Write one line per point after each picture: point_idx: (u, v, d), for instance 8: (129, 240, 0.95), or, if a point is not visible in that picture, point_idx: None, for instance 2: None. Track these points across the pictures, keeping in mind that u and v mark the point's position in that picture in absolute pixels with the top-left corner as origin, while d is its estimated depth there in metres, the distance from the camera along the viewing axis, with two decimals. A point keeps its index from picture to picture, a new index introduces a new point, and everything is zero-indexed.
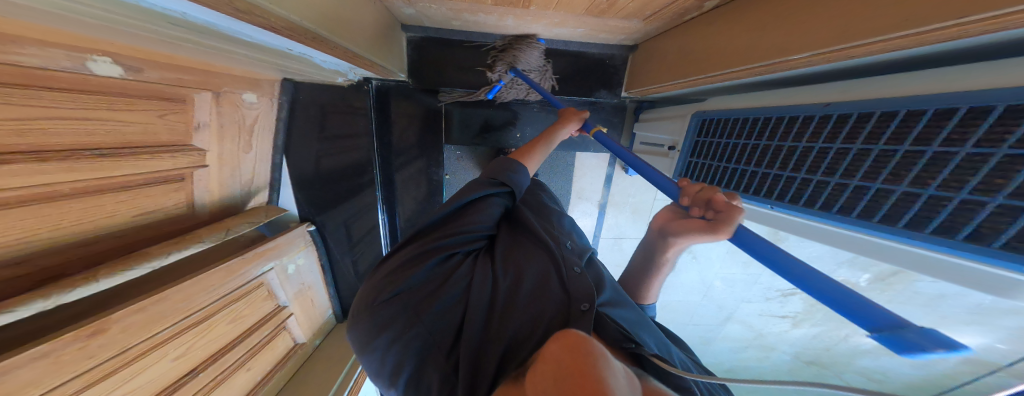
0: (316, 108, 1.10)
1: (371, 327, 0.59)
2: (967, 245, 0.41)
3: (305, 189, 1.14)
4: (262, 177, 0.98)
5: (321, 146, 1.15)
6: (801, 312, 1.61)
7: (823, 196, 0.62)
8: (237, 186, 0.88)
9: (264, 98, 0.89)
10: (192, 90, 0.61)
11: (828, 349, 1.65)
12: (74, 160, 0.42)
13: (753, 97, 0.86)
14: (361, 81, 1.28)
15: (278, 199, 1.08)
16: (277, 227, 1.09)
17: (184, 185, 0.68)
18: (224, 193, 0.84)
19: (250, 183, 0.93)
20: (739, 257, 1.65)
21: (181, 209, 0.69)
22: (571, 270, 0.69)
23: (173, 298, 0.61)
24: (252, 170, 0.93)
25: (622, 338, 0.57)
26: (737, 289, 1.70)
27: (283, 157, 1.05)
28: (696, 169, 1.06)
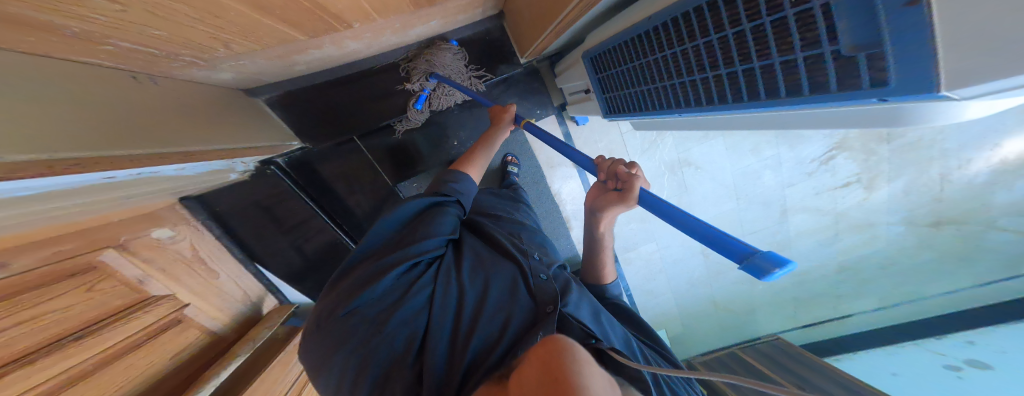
0: (251, 206, 1.01)
1: (326, 347, 0.51)
2: (839, 93, 0.32)
3: (303, 282, 1.11)
4: (252, 288, 1.00)
5: (289, 238, 1.09)
6: (862, 171, 1.24)
7: (717, 92, 0.51)
8: (237, 305, 0.92)
9: (180, 226, 0.84)
10: (96, 250, 0.58)
11: (940, 200, 1.19)
12: (53, 355, 0.43)
13: (626, 17, 0.69)
14: (260, 166, 0.99)
15: (286, 297, 1.09)
16: (303, 315, 1.08)
17: (189, 323, 0.73)
18: (227, 312, 0.87)
19: (247, 296, 0.97)
20: (741, 148, 1.29)
21: (204, 336, 0.76)
22: (538, 277, 0.60)
23: (263, 387, 0.71)
24: (237, 288, 0.94)
25: (586, 335, 0.49)
26: (771, 177, 1.31)
27: (258, 266, 1.03)
28: (614, 103, 0.88)
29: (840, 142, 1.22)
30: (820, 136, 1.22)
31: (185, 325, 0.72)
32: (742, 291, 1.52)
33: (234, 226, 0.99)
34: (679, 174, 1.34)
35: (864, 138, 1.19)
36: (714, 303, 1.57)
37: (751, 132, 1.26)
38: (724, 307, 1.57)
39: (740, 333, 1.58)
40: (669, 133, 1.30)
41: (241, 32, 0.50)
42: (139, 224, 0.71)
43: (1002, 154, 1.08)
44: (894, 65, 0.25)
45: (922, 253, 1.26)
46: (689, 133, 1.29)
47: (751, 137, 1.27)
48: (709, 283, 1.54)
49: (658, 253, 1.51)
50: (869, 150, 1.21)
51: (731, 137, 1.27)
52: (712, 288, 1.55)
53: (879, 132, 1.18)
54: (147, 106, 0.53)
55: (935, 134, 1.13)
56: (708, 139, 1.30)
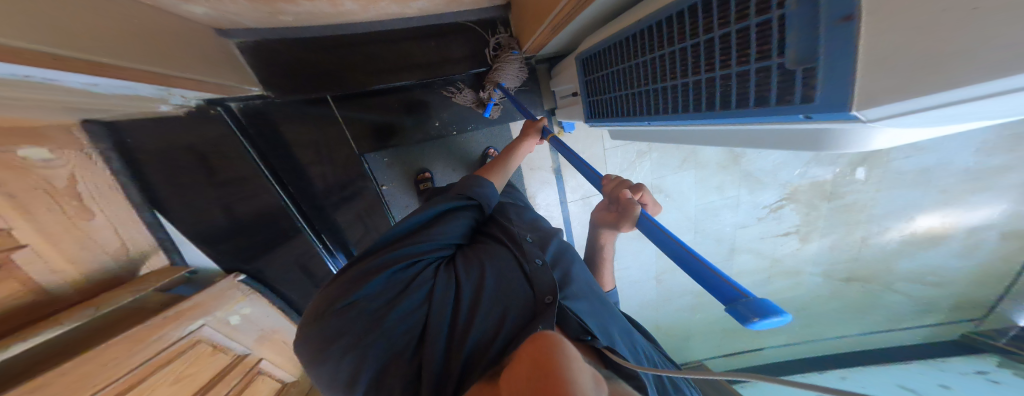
0: (178, 151, 0.91)
1: (316, 347, 0.49)
2: (772, 107, 0.39)
3: (218, 245, 0.96)
4: (139, 242, 0.82)
5: (219, 194, 0.96)
6: (801, 224, 1.45)
7: (689, 97, 0.56)
8: (105, 258, 0.73)
9: (65, 151, 0.69)
10: None
11: (855, 258, 1.41)
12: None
13: (618, 23, 0.76)
14: (202, 105, 0.93)
15: (184, 259, 0.92)
16: (201, 284, 0.88)
17: (8, 273, 0.54)
18: (86, 262, 0.68)
19: (123, 250, 0.78)
20: (708, 184, 1.46)
21: (22, 295, 0.55)
22: (533, 263, 0.62)
23: (103, 358, 0.54)
24: (116, 238, 0.77)
25: (581, 330, 0.53)
26: (727, 216, 1.51)
27: (156, 213, 0.87)
28: (598, 106, 0.95)
29: (790, 193, 1.42)
30: (775, 185, 1.42)
31: (4, 272, 0.53)
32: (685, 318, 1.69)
33: (144, 167, 0.86)
34: None
35: (810, 193, 1.40)
36: (656, 327, 1.72)
37: (718, 172, 1.43)
38: (667, 330, 1.72)
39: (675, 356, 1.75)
40: (650, 156, 1.41)
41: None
42: (7, 135, 0.56)
43: (918, 227, 1.28)
44: (822, 84, 0.31)
45: (829, 301, 1.48)
46: (668, 159, 1.41)
47: (716, 174, 1.44)
48: (658, 305, 1.68)
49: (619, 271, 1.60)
50: (808, 206, 1.42)
51: (701, 172, 1.45)
52: (657, 312, 1.69)
53: (824, 190, 1.38)
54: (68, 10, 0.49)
55: (868, 199, 1.33)
56: (681, 171, 1.45)
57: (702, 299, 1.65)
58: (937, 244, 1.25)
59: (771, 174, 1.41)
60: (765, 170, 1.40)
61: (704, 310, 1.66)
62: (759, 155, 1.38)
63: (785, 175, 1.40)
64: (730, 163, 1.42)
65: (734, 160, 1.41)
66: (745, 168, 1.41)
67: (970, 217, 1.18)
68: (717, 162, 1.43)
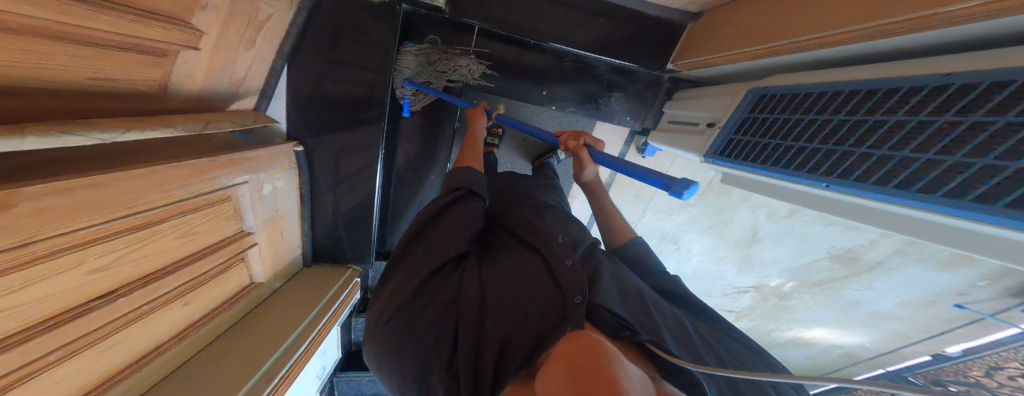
0: (330, 27, 1.14)
1: (387, 349, 0.67)
2: (1001, 207, 0.43)
3: (304, 112, 1.21)
4: (253, 82, 1.02)
5: (324, 68, 1.18)
6: (744, 308, 2.00)
7: (845, 164, 0.68)
8: (226, 81, 0.91)
9: (283, 2, 0.96)
10: None
11: (754, 341, 2.16)
12: (69, 14, 0.45)
13: (803, 76, 0.90)
14: (394, 2, 1.21)
15: (268, 108, 1.13)
16: (257, 139, 1.11)
17: (164, 63, 0.69)
18: (207, 85, 0.86)
19: (239, 84, 0.97)
20: (716, 254, 1.81)
21: (151, 86, 0.70)
22: (562, 264, 0.71)
23: (161, 174, 0.67)
24: (242, 72, 0.95)
25: (620, 326, 0.61)
26: (706, 282, 1.94)
27: (285, 65, 1.12)
28: (733, 147, 1.03)
29: (760, 286, 1.85)
30: (756, 273, 1.80)
31: (163, 62, 0.69)
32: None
33: (311, 29, 1.12)
34: (662, 244, 1.83)
35: (777, 292, 1.84)
36: None
37: (731, 246, 1.75)
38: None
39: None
40: (689, 209, 1.70)
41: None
42: None
43: (808, 333, 1.94)
44: None
45: None
46: (696, 222, 1.73)
47: (726, 249, 1.78)
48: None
49: None
50: (768, 299, 1.90)
51: (717, 241, 1.77)
52: None
53: (782, 292, 1.83)
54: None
55: (800, 308, 1.84)
56: (701, 234, 1.77)
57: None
58: (807, 347, 2.03)
59: (760, 266, 1.77)
60: (764, 261, 1.74)
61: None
62: (762, 248, 1.71)
63: (770, 270, 1.76)
64: (744, 244, 1.73)
65: (748, 243, 1.72)
66: (750, 253, 1.75)
67: (841, 338, 1.83)
68: (735, 242, 1.74)
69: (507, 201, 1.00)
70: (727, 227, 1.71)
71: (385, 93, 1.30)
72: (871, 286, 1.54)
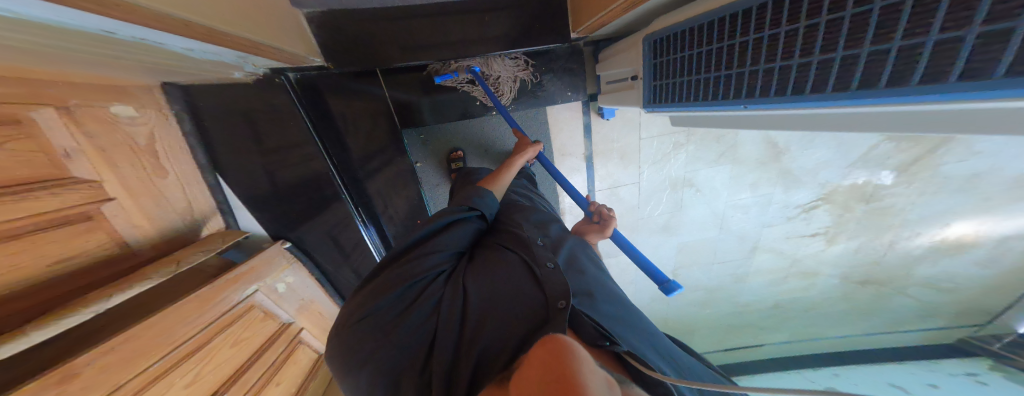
0: (231, 116, 0.92)
1: (343, 354, 0.46)
2: (963, 84, 0.25)
3: (265, 213, 1.00)
4: (201, 202, 0.87)
5: (264, 160, 0.98)
6: (832, 225, 1.30)
7: (763, 86, 0.49)
8: (174, 217, 0.78)
9: (148, 110, 0.74)
10: (21, 107, 0.46)
11: (877, 263, 1.30)
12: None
13: (673, 15, 0.71)
14: (269, 73, 1.00)
15: (238, 222, 0.96)
16: (248, 251, 0.95)
17: (98, 225, 0.59)
18: (160, 226, 0.73)
19: (191, 211, 0.83)
20: (742, 180, 1.29)
21: (107, 252, 0.60)
22: (546, 267, 0.53)
23: (156, 330, 0.56)
24: (183, 201, 0.81)
25: (598, 335, 0.43)
26: (755, 214, 1.36)
27: (218, 177, 0.91)
28: (663, 92, 0.77)
29: (828, 193, 1.24)
30: (812, 185, 1.24)
31: (96, 225, 0.59)
32: (689, 315, 1.64)
33: (210, 130, 0.89)
34: (678, 192, 1.31)
35: (851, 192, 1.21)
36: (664, 321, 1.68)
37: (756, 168, 1.25)
38: (669, 325, 1.69)
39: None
40: (686, 149, 1.23)
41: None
42: (99, 94, 0.61)
43: (950, 234, 1.14)
44: None
45: (829, 301, 1.44)
46: (704, 152, 1.23)
47: (755, 170, 1.26)
48: (668, 301, 1.61)
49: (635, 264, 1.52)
50: (846, 207, 1.24)
51: (737, 168, 1.26)
52: (667, 306, 1.63)
53: (863, 192, 1.20)
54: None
55: (906, 204, 1.16)
56: (717, 164, 1.26)
57: (712, 295, 1.59)
58: (965, 252, 1.13)
59: (811, 173, 1.22)
60: (806, 169, 1.22)
61: (713, 305, 1.61)
62: (802, 150, 1.18)
63: (825, 175, 1.21)
64: (772, 159, 1.23)
65: (775, 157, 1.22)
66: (786, 164, 1.23)
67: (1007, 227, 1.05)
68: (756, 158, 1.23)
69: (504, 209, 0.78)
70: (741, 148, 1.21)
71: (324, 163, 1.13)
72: (975, 146, 1.00)
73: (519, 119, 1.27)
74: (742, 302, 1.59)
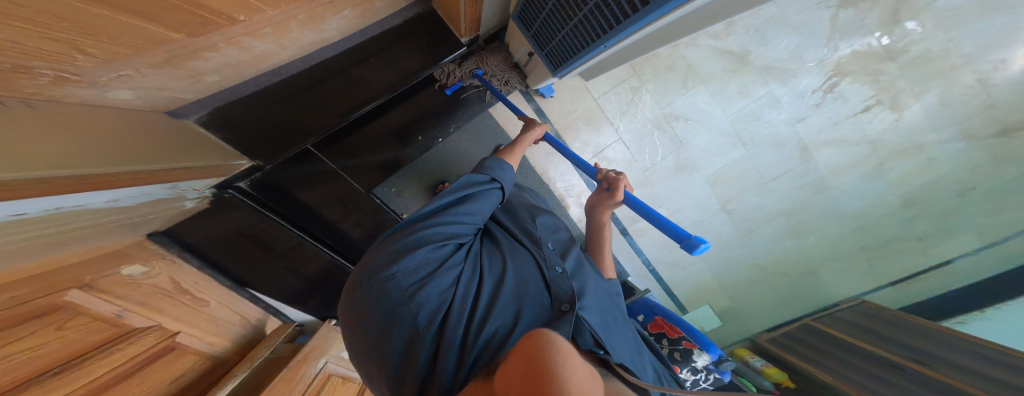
0: (231, 237, 0.76)
1: (360, 302, 0.41)
2: None
3: (308, 301, 0.96)
4: (252, 313, 0.81)
5: (285, 262, 0.88)
6: (880, 91, 1.10)
7: (618, 9, 0.49)
8: (236, 327, 0.75)
9: (156, 260, 0.62)
10: (57, 292, 0.42)
11: (987, 101, 1.06)
12: (73, 373, 0.38)
13: None
14: (217, 190, 0.74)
15: (289, 318, 0.92)
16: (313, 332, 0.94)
17: (183, 351, 0.59)
18: (224, 339, 0.71)
19: (247, 319, 0.79)
20: (728, 93, 1.13)
21: (199, 367, 0.62)
22: (552, 270, 0.50)
23: None
24: (234, 314, 0.76)
25: (593, 342, 0.39)
26: (773, 116, 1.15)
27: (252, 290, 0.81)
28: (555, 54, 0.74)
29: (835, 69, 1.10)
30: (807, 68, 1.10)
31: (179, 353, 0.59)
32: (793, 249, 1.29)
33: (218, 257, 0.74)
34: (669, 129, 1.16)
35: (864, 57, 1.08)
36: (759, 268, 1.32)
37: (730, 78, 1.12)
38: (777, 272, 1.32)
39: (811, 299, 1.32)
40: (646, 89, 1.14)
41: (90, 28, 0.31)
42: (114, 258, 0.54)
43: None
44: None
45: (951, 179, 1.13)
46: (666, 84, 1.13)
47: (733, 79, 1.12)
48: (745, 243, 1.30)
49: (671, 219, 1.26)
50: (875, 71, 1.09)
51: (714, 89, 1.13)
52: (748, 249, 1.30)
53: (880, 54, 1.07)
54: (85, 115, 0.39)
55: (944, 43, 1.04)
56: (689, 89, 1.13)
57: (799, 219, 1.25)
58: None
59: (796, 59, 1.10)
60: (784, 60, 1.10)
61: (811, 230, 1.27)
62: (764, 47, 1.09)
63: (812, 55, 1.09)
64: (739, 63, 1.11)
65: (741, 61, 1.11)
66: (760, 62, 1.11)
67: None
68: (724, 69, 1.11)
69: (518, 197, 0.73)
70: (700, 66, 1.11)
71: (330, 255, 0.99)
72: None
73: (473, 132, 1.11)
74: (849, 211, 1.23)
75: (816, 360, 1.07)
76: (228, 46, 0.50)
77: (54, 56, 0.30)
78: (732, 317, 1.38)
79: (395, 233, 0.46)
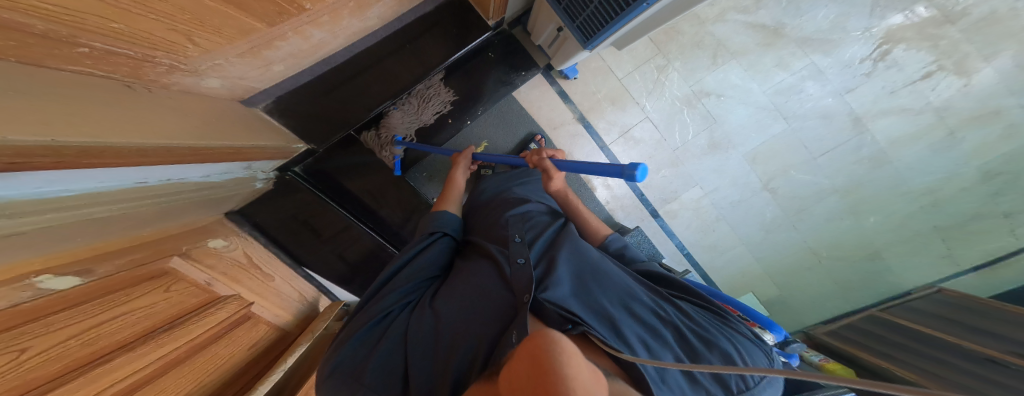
0: (287, 219, 0.89)
1: None
2: None
3: (351, 283, 0.99)
4: (309, 290, 0.88)
5: (330, 245, 0.96)
6: (939, 55, 1.03)
7: None
8: (297, 303, 0.82)
9: (232, 237, 0.73)
10: (161, 259, 0.49)
11: None
12: (171, 334, 0.45)
13: None
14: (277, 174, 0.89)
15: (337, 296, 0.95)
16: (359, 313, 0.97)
17: (257, 320, 0.66)
18: (290, 309, 0.78)
19: (304, 296, 0.85)
20: (763, 67, 1.08)
21: (270, 335, 0.69)
22: (514, 264, 0.45)
23: None
24: (294, 289, 0.83)
25: (562, 319, 0.34)
26: (818, 88, 1.07)
27: (307, 268, 0.91)
28: (588, 25, 0.72)
29: (885, 36, 1.03)
30: (853, 37, 1.04)
31: (255, 321, 0.65)
32: (850, 232, 1.18)
33: (278, 235, 0.86)
34: (698, 107, 1.11)
35: (918, 25, 1.02)
36: (811, 251, 1.22)
37: (766, 50, 1.06)
38: (832, 255, 1.21)
39: (875, 287, 1.20)
40: (673, 68, 1.10)
41: (199, 18, 0.37)
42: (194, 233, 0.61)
43: None
44: None
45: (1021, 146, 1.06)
46: (694, 61, 1.08)
47: (767, 53, 1.07)
48: (791, 225, 1.20)
49: (706, 199, 1.19)
50: (932, 36, 1.03)
51: (748, 65, 1.07)
52: (796, 231, 1.20)
53: (939, 17, 1.02)
54: (184, 100, 0.47)
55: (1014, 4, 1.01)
56: (719, 65, 1.08)
57: (857, 198, 1.15)
58: None
59: (839, 29, 1.05)
60: (825, 29, 1.05)
61: (870, 210, 1.15)
62: (800, 18, 1.05)
63: (856, 24, 1.04)
64: (773, 37, 1.06)
65: (775, 34, 1.06)
66: (797, 34, 1.05)
67: None
68: (757, 43, 1.06)
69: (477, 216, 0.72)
70: (730, 41, 1.07)
71: (371, 237, 1.02)
72: None
73: (497, 117, 1.12)
74: (913, 188, 1.12)
75: (898, 359, 0.94)
76: (294, 35, 0.56)
77: (170, 46, 0.37)
78: (782, 306, 1.28)
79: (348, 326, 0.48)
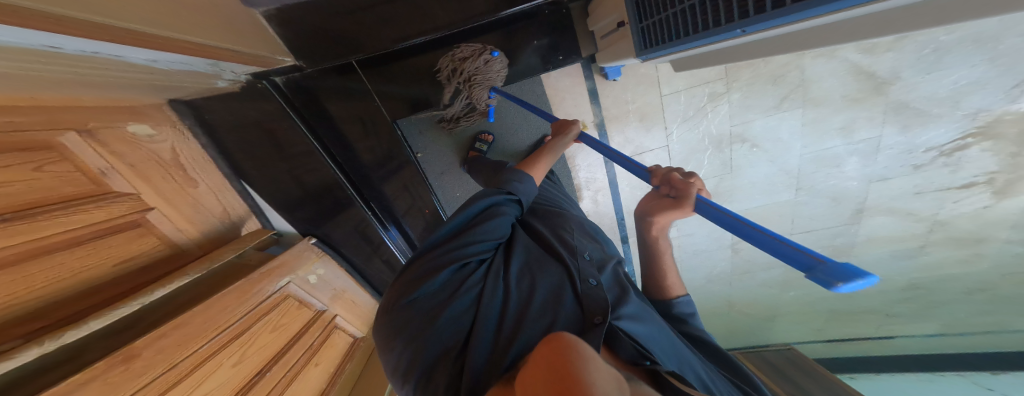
0: (249, 125, 0.78)
1: (384, 332, 0.40)
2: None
3: (295, 211, 0.85)
4: (236, 206, 0.77)
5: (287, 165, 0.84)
6: (999, 170, 1.01)
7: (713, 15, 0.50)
8: (214, 220, 0.70)
9: (165, 127, 0.63)
10: (51, 130, 0.40)
11: None
12: (26, 224, 0.34)
13: None
14: (250, 78, 0.79)
15: (271, 223, 0.85)
16: (287, 243, 0.85)
17: (149, 230, 0.55)
18: (203, 226, 0.67)
19: (228, 213, 0.74)
20: (825, 126, 1.07)
21: (164, 251, 0.57)
22: (586, 282, 0.43)
23: (193, 322, 0.49)
24: (217, 203, 0.72)
25: (637, 353, 0.33)
26: (856, 166, 1.12)
27: (245, 183, 0.79)
28: (654, 34, 0.68)
29: (986, 125, 0.96)
30: (954, 116, 0.97)
31: (145, 231, 0.54)
32: (771, 297, 1.39)
33: (227, 140, 0.75)
34: (726, 152, 1.16)
35: None
36: (729, 304, 1.43)
37: (846, 107, 1.02)
38: (742, 310, 1.44)
39: (756, 338, 1.51)
40: (729, 98, 1.07)
41: None
42: (108, 110, 0.50)
43: None
44: None
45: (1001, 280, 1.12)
46: (756, 98, 1.06)
47: (846, 110, 1.03)
48: (731, 281, 1.37)
49: (677, 240, 1.31)
50: None
51: (808, 116, 1.06)
52: (730, 286, 1.39)
53: None
54: None
55: None
56: (780, 111, 1.07)
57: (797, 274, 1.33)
58: None
59: (950, 101, 0.95)
60: (936, 98, 0.96)
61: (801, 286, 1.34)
62: (924, 76, 0.94)
63: (972, 101, 0.94)
64: (871, 93, 0.99)
65: (877, 89, 0.98)
66: (897, 96, 0.98)
67: None
68: (844, 95, 1.01)
69: (543, 208, 0.68)
70: (817, 85, 1.01)
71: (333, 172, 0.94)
72: None
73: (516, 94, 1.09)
74: None
75: None
76: None
77: None
78: None
79: (419, 255, 0.45)
